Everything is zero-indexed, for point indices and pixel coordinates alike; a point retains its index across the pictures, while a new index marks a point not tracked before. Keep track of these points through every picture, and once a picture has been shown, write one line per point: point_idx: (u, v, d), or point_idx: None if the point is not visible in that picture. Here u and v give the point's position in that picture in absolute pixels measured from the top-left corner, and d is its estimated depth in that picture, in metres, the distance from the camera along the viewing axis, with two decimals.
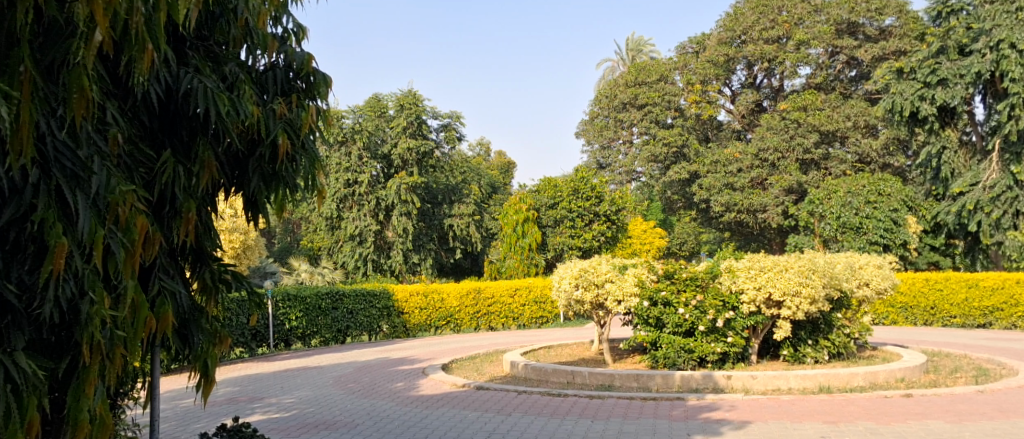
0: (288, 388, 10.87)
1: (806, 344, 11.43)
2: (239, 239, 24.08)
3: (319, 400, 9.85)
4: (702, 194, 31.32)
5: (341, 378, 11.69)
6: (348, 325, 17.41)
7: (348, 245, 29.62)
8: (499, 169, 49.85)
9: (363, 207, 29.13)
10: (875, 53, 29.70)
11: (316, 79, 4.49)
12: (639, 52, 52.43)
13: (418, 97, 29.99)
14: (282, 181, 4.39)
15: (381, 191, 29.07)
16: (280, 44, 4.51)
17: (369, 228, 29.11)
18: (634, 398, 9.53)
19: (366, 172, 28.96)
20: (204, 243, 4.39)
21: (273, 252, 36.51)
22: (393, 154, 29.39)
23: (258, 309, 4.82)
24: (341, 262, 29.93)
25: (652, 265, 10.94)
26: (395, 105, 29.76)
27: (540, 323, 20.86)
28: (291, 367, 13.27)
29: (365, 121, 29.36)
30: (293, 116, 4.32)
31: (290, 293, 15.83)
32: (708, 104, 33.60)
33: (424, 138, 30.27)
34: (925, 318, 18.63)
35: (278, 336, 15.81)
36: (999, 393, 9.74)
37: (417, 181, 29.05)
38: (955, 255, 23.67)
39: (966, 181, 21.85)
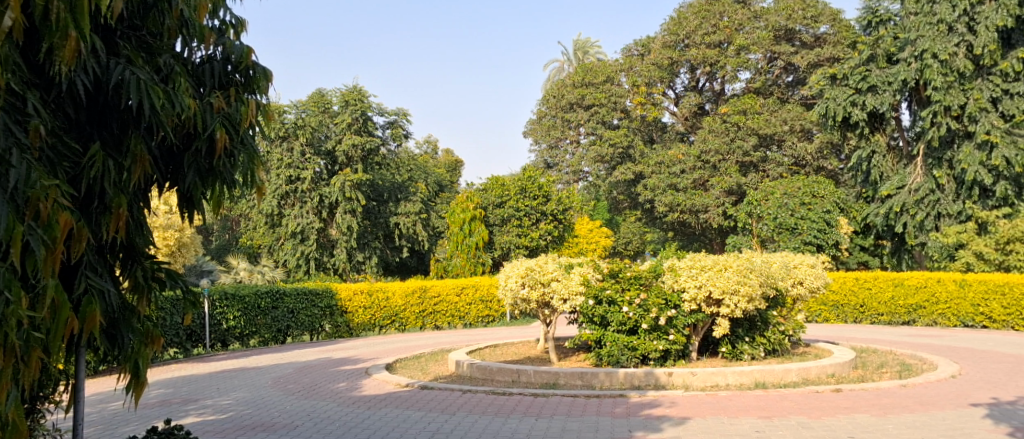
0: (224, 390, 10.76)
1: (743, 341, 11.83)
2: (173, 236, 23.64)
3: (258, 401, 9.80)
4: (646, 195, 32.07)
5: (280, 378, 11.63)
6: (288, 325, 17.22)
7: (290, 243, 29.11)
8: (446, 167, 49.77)
9: (306, 204, 28.78)
10: (811, 59, 30.57)
11: (256, 73, 4.54)
12: (585, 53, 52.98)
13: (363, 93, 29.85)
14: (220, 177, 4.42)
15: (325, 188, 28.76)
16: (218, 36, 4.54)
17: (311, 225, 28.73)
18: (578, 396, 9.73)
19: (308, 168, 28.61)
20: (137, 240, 4.42)
21: (211, 250, 35.82)
22: (338, 150, 29.14)
23: (193, 309, 4.82)
24: (282, 260, 29.53)
25: (597, 264, 11.14)
26: (339, 100, 29.58)
27: (486, 321, 20.97)
28: (228, 368, 13.10)
29: (308, 116, 29.05)
30: (231, 110, 4.35)
31: (228, 292, 15.63)
32: (653, 106, 34.18)
33: (369, 135, 30.10)
34: (855, 316, 19.40)
35: (215, 336, 15.61)
36: (921, 387, 10.24)
37: (362, 178, 28.89)
38: (884, 255, 24.63)
39: (893, 184, 22.82)
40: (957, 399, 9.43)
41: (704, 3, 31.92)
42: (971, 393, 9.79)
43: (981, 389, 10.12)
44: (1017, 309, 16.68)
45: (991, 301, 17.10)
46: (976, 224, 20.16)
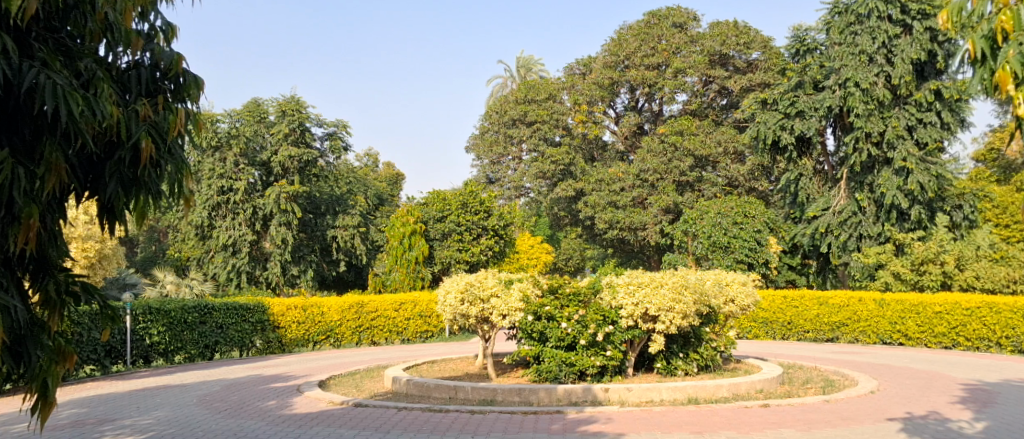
0: (144, 409, 10.54)
1: (677, 357, 12.17)
2: (93, 247, 23.01)
3: (182, 420, 9.63)
4: (587, 211, 32.60)
5: (206, 396, 11.44)
6: (217, 340, 16.89)
7: (220, 255, 28.51)
8: (387, 181, 49.48)
9: (238, 215, 28.29)
10: (743, 84, 31.65)
11: (187, 81, 4.67)
12: (528, 70, 53.51)
13: (301, 103, 29.62)
14: (144, 187, 4.43)
15: (259, 199, 28.29)
16: (146, 40, 4.64)
17: (243, 238, 28.24)
18: (515, 413, 9.86)
19: (242, 178, 28.12)
20: (49, 251, 4.41)
21: (135, 262, 34.71)
22: (273, 161, 28.85)
23: (112, 324, 4.78)
24: (212, 273, 28.91)
25: (537, 280, 11.42)
26: (276, 110, 29.27)
27: (425, 337, 20.96)
28: (148, 386, 12.81)
29: (242, 125, 28.61)
30: (158, 119, 4.42)
31: (152, 306, 15.30)
32: (594, 124, 34.82)
33: (307, 146, 29.87)
34: (783, 333, 20.08)
35: (137, 352, 15.14)
36: (843, 402, 10.70)
37: (298, 190, 28.59)
38: (810, 273, 25.55)
39: (819, 206, 23.74)
40: (875, 414, 9.88)
41: (643, 27, 32.85)
42: (889, 408, 10.26)
43: (897, 404, 10.62)
44: (930, 327, 17.49)
45: (906, 319, 17.91)
46: (895, 245, 21.15)
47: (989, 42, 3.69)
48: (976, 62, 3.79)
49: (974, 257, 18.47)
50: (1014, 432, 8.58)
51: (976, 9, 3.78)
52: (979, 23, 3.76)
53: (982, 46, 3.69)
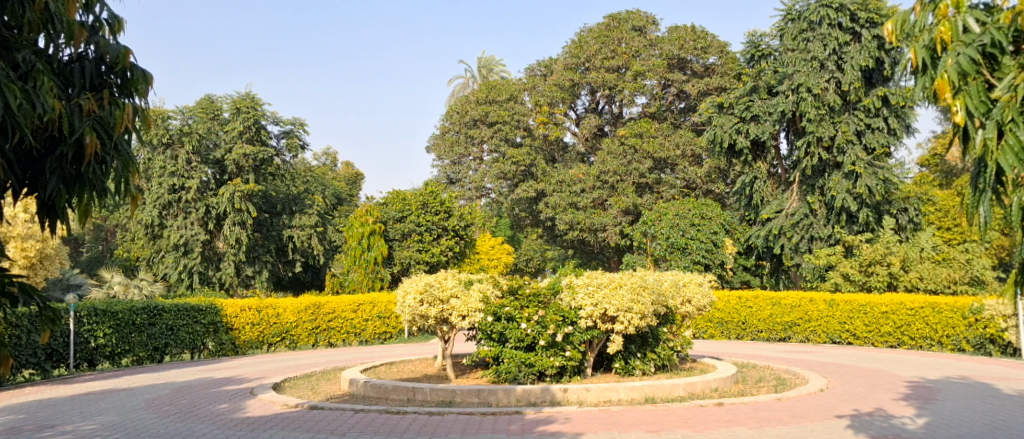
0: (89, 414, 10.32)
1: (635, 357, 12.33)
2: (33, 247, 22.49)
3: (128, 424, 9.47)
4: (547, 212, 32.80)
5: (155, 400, 11.24)
6: (166, 343, 16.59)
7: (171, 255, 27.97)
8: (346, 180, 49.02)
9: (190, 214, 27.79)
10: (700, 88, 32.13)
11: (133, 76, 4.62)
12: (489, 70, 53.55)
13: (256, 100, 29.18)
14: (88, 185, 4.38)
15: (212, 198, 27.82)
16: (91, 33, 4.60)
17: (195, 237, 27.75)
18: (474, 414, 9.90)
19: (194, 177, 27.62)
20: None
21: (81, 262, 33.82)
22: (227, 159, 28.38)
23: (52, 326, 4.70)
24: (162, 274, 28.41)
25: (497, 281, 11.44)
26: (230, 107, 28.80)
27: (383, 338, 20.91)
28: (94, 390, 12.54)
29: (195, 122, 28.13)
30: (104, 113, 4.38)
31: (98, 307, 14.98)
32: (555, 125, 35.07)
33: (263, 144, 29.54)
34: (738, 333, 20.45)
35: (81, 355, 14.76)
36: (794, 400, 10.96)
37: (253, 189, 28.23)
38: (763, 274, 26.09)
39: (772, 208, 24.21)
40: (824, 411, 10.14)
41: (604, 29, 33.32)
42: (837, 406, 10.53)
43: (845, 401, 10.91)
44: (878, 327, 17.97)
45: (855, 319, 18.38)
46: (845, 247, 21.69)
47: (930, 52, 3.83)
48: (917, 72, 3.92)
49: (919, 259, 19.01)
50: (955, 427, 8.88)
51: (918, 20, 3.93)
52: (920, 34, 3.91)
53: (923, 56, 3.83)
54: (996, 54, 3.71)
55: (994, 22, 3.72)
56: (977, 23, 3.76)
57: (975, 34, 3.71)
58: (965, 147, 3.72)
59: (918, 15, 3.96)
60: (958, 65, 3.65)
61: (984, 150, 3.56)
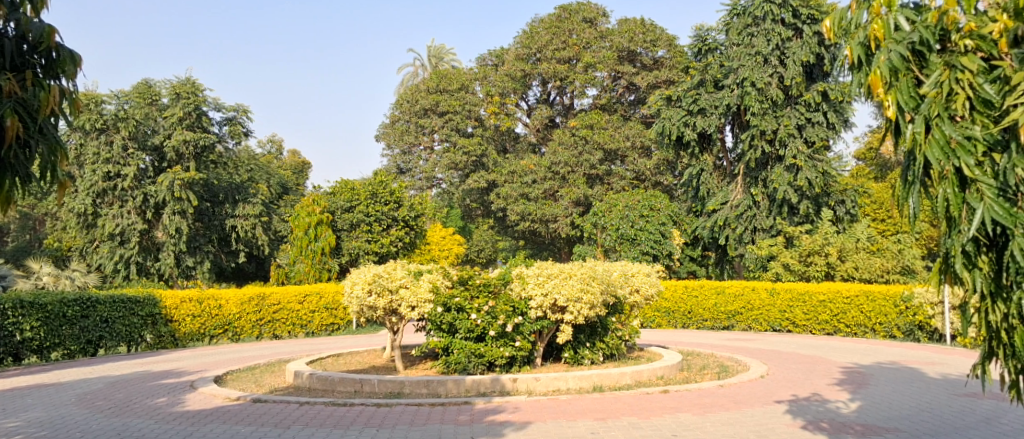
0: (17, 410, 10.02)
1: (584, 346, 12.47)
2: None
3: (58, 421, 9.21)
4: (499, 203, 32.80)
5: (87, 395, 10.96)
6: (100, 335, 16.18)
7: (107, 245, 27.24)
8: (291, 169, 48.10)
9: (126, 203, 27.05)
10: (649, 81, 32.52)
11: (60, 56, 4.50)
12: (440, 60, 53.14)
13: (197, 85, 28.35)
14: (10, 169, 4.27)
15: (150, 187, 27.13)
16: (10, 10, 4.44)
17: (132, 227, 27.12)
18: (422, 405, 9.89)
19: (131, 164, 26.84)
20: None
21: (7, 252, 32.53)
22: (166, 146, 27.65)
23: None
24: (96, 264, 27.64)
25: (447, 271, 11.40)
26: (169, 93, 27.97)
27: (331, 330, 20.69)
28: (22, 385, 12.18)
29: (131, 107, 27.45)
30: (27, 95, 4.25)
31: (24, 299, 14.50)
32: (506, 116, 35.16)
33: (204, 131, 28.90)
34: (684, 322, 20.80)
35: (7, 348, 14.29)
36: (736, 387, 11.23)
37: (194, 177, 27.61)
38: (709, 265, 26.63)
39: (718, 200, 24.71)
40: (763, 397, 10.41)
41: (555, 20, 33.59)
42: (776, 392, 10.81)
43: (784, 387, 11.21)
44: (815, 315, 18.52)
45: (795, 307, 18.88)
46: (786, 238, 22.28)
47: (865, 49, 3.90)
48: (853, 69, 3.99)
49: (855, 249, 19.61)
50: (885, 410, 9.22)
51: (854, 18, 4.00)
52: (855, 32, 3.97)
53: (859, 53, 3.90)
54: (924, 52, 3.79)
55: (922, 21, 3.80)
56: (907, 22, 3.83)
57: (905, 32, 3.79)
58: (897, 142, 3.83)
59: (854, 12, 4.02)
60: (890, 62, 3.73)
61: (913, 144, 3.70)
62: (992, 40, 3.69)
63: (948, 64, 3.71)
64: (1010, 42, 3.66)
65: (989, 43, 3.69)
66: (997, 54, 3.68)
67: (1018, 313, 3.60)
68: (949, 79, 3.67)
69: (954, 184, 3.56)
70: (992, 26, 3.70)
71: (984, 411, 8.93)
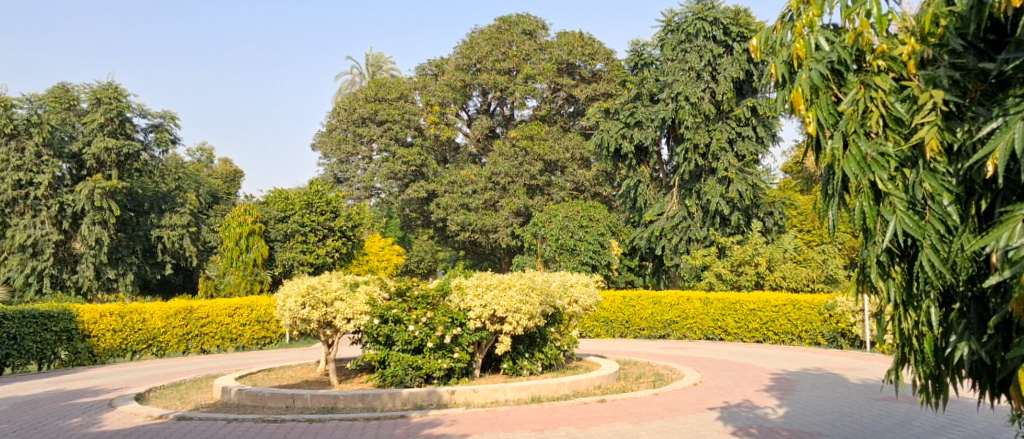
0: None
1: (523, 357, 12.47)
2: None
3: None
4: (439, 213, 32.57)
5: None
6: (8, 353, 15.43)
7: (18, 257, 26.05)
8: (223, 178, 46.90)
9: (40, 213, 25.92)
10: (588, 93, 32.93)
11: None
12: (378, 68, 52.68)
13: (120, 91, 27.46)
14: None
15: (66, 196, 26.08)
16: None
17: (46, 237, 26.01)
18: (357, 419, 9.69)
19: (46, 171, 25.76)
20: None
21: None
22: (85, 153, 26.63)
23: None
24: (6, 277, 26.37)
25: (383, 283, 11.14)
26: (89, 97, 27.02)
27: (263, 343, 20.30)
28: None
29: (46, 112, 26.39)
30: None
31: None
32: (447, 126, 35.07)
33: (128, 138, 28.03)
34: (622, 331, 21.01)
35: None
36: (671, 395, 11.37)
37: (116, 186, 26.65)
38: (646, 274, 27.02)
39: (654, 211, 25.13)
40: (696, 405, 10.55)
41: (494, 32, 33.82)
42: (708, 399, 10.98)
43: (715, 394, 11.39)
44: (746, 323, 18.95)
45: (727, 316, 19.29)
46: (719, 248, 22.78)
47: (789, 67, 3.97)
48: (778, 86, 4.06)
49: (783, 259, 20.16)
50: (811, 416, 9.44)
51: (779, 38, 4.08)
52: (780, 50, 4.04)
53: (782, 71, 3.97)
54: (842, 71, 3.88)
55: (840, 41, 3.87)
56: (826, 42, 3.88)
57: (824, 51, 3.85)
58: (818, 157, 3.91)
59: (779, 33, 4.11)
60: (810, 80, 3.79)
61: (832, 159, 3.79)
62: (902, 62, 3.84)
63: (864, 83, 3.82)
64: (917, 64, 3.81)
65: (899, 64, 3.85)
66: (905, 75, 3.83)
67: (929, 320, 3.72)
68: (864, 98, 3.78)
69: (869, 198, 3.67)
70: (901, 48, 3.85)
71: (900, 414, 9.25)
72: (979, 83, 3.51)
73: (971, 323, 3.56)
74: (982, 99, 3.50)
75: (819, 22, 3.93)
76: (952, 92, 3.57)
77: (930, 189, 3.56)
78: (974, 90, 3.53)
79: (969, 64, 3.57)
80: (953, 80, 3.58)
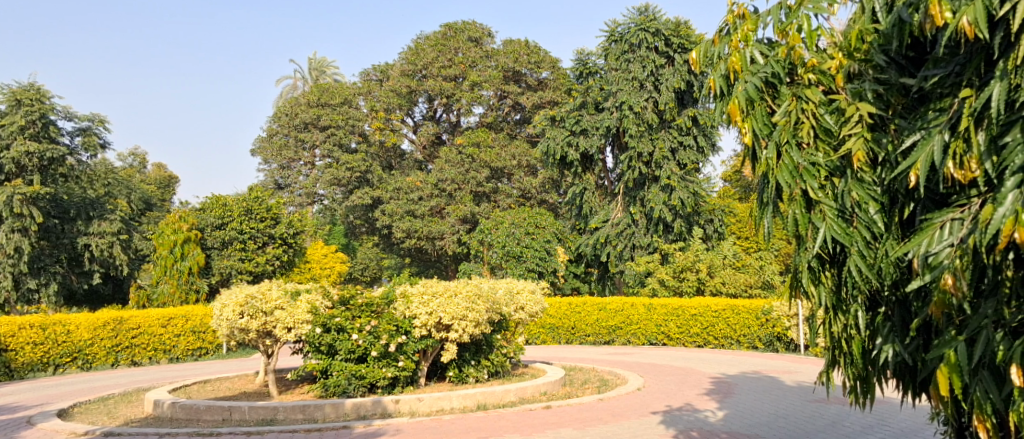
0: None
1: (469, 364, 12.34)
2: None
3: None
4: (384, 220, 32.19)
5: None
6: None
7: None
8: (156, 183, 45.47)
9: None
10: (534, 101, 33.05)
11: None
12: (321, 73, 51.95)
13: (43, 92, 26.44)
14: None
15: None
16: None
17: None
18: (297, 431, 9.41)
19: None
20: None
21: None
22: (5, 158, 25.52)
23: None
24: None
25: (326, 292, 10.87)
26: (9, 99, 25.80)
27: (198, 354, 19.73)
28: None
29: None
30: None
31: None
32: (392, 132, 34.68)
33: (52, 142, 27.00)
34: (568, 338, 21.00)
35: None
36: (616, 400, 11.39)
37: (39, 193, 25.55)
38: (592, 281, 27.15)
39: (600, 218, 25.28)
40: (639, 409, 10.57)
41: (440, 38, 33.74)
42: (651, 403, 11.04)
43: (658, 399, 11.43)
44: (688, 328, 19.19)
45: (670, 321, 19.49)
46: (662, 254, 23.02)
47: (726, 80, 3.95)
48: (716, 99, 4.05)
49: (722, 265, 20.50)
50: (747, 418, 9.54)
51: (716, 51, 4.06)
52: (716, 63, 4.03)
53: (720, 84, 3.95)
54: (776, 84, 3.90)
55: (774, 55, 3.89)
56: (761, 56, 3.89)
57: (759, 65, 3.87)
58: (754, 167, 3.93)
59: (717, 46, 4.09)
60: (746, 93, 3.79)
61: (766, 168, 3.80)
62: (830, 75, 3.90)
63: (795, 95, 3.84)
64: (844, 77, 3.85)
65: (828, 77, 3.90)
66: (834, 88, 3.87)
67: (857, 323, 3.77)
68: (796, 109, 3.80)
69: (801, 206, 3.67)
70: (830, 62, 3.91)
71: (832, 415, 9.44)
72: (900, 97, 3.59)
73: (895, 325, 3.59)
74: (904, 112, 3.58)
75: (753, 36, 3.93)
76: (877, 105, 3.66)
77: (857, 197, 3.60)
78: (896, 103, 3.60)
79: (891, 79, 3.60)
80: (877, 93, 3.67)
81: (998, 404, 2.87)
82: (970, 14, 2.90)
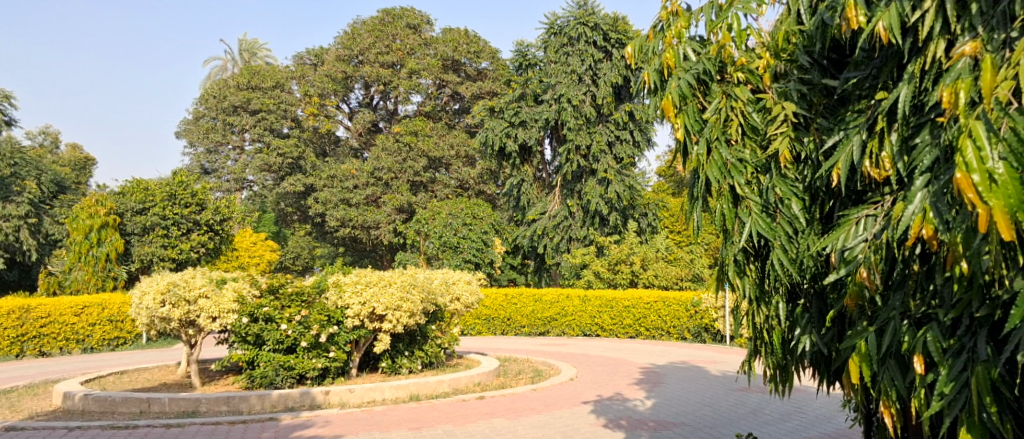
0: None
1: (402, 355, 12.12)
2: None
3: None
4: (317, 208, 31.52)
5: None
6: None
7: None
8: (72, 165, 43.42)
9: None
10: (473, 91, 32.82)
11: None
12: (253, 55, 50.63)
13: None
14: None
15: None
16: None
17: None
18: (220, 423, 9.04)
19: None
20: None
21: None
22: None
23: None
24: None
25: (254, 280, 10.47)
26: None
27: (115, 344, 18.86)
28: None
29: None
30: None
31: None
32: (326, 118, 33.88)
33: None
34: (503, 329, 20.92)
35: None
36: (549, 390, 11.35)
37: None
38: (529, 273, 27.16)
39: (537, 210, 25.25)
40: (571, 399, 10.55)
41: (377, 23, 32.98)
42: (583, 393, 11.04)
43: (590, 388, 11.46)
44: (620, 320, 19.32)
45: (603, 313, 19.53)
46: (598, 247, 23.15)
47: (659, 75, 3.82)
48: (650, 93, 3.92)
49: (656, 258, 20.75)
50: (676, 407, 9.61)
51: (650, 46, 3.95)
52: (651, 59, 3.89)
53: (654, 79, 3.82)
54: (707, 81, 3.80)
55: (705, 53, 3.81)
56: (693, 53, 3.82)
57: (691, 62, 3.77)
58: (684, 162, 3.83)
59: (650, 41, 3.98)
60: (679, 88, 3.68)
61: (696, 164, 3.69)
62: (758, 75, 3.83)
63: (725, 93, 3.75)
64: (771, 76, 3.81)
65: (756, 76, 3.83)
66: (761, 87, 3.82)
67: (778, 314, 3.75)
68: (725, 107, 3.70)
69: (728, 201, 3.58)
70: (757, 62, 3.83)
71: (755, 403, 9.59)
72: (822, 97, 3.63)
73: (812, 317, 3.60)
74: (825, 112, 3.64)
75: (685, 33, 3.85)
76: (801, 105, 3.64)
77: (781, 193, 3.55)
78: (818, 103, 3.64)
79: (814, 79, 3.62)
80: (801, 93, 3.65)
81: (902, 392, 2.83)
82: (884, 19, 2.82)
